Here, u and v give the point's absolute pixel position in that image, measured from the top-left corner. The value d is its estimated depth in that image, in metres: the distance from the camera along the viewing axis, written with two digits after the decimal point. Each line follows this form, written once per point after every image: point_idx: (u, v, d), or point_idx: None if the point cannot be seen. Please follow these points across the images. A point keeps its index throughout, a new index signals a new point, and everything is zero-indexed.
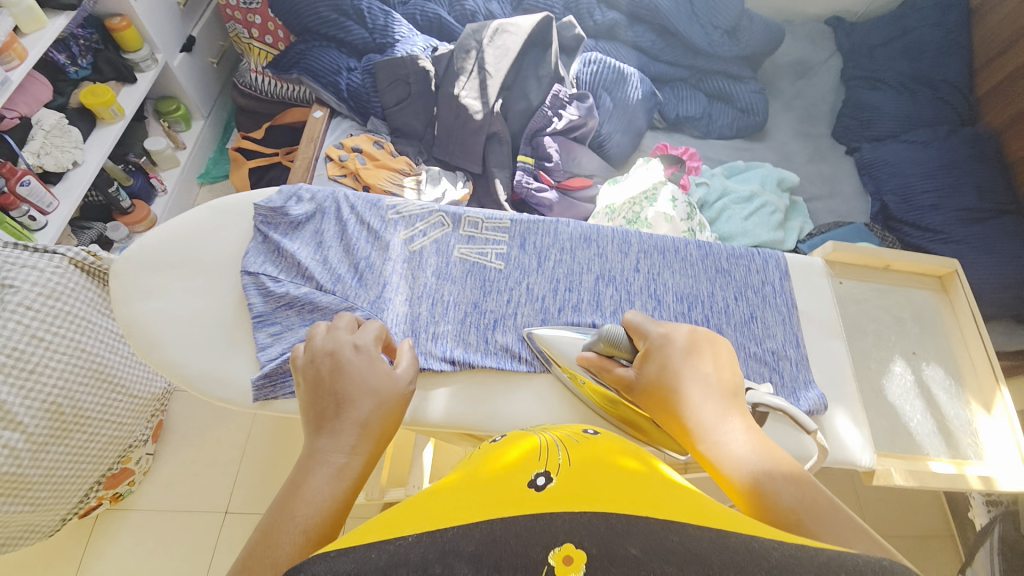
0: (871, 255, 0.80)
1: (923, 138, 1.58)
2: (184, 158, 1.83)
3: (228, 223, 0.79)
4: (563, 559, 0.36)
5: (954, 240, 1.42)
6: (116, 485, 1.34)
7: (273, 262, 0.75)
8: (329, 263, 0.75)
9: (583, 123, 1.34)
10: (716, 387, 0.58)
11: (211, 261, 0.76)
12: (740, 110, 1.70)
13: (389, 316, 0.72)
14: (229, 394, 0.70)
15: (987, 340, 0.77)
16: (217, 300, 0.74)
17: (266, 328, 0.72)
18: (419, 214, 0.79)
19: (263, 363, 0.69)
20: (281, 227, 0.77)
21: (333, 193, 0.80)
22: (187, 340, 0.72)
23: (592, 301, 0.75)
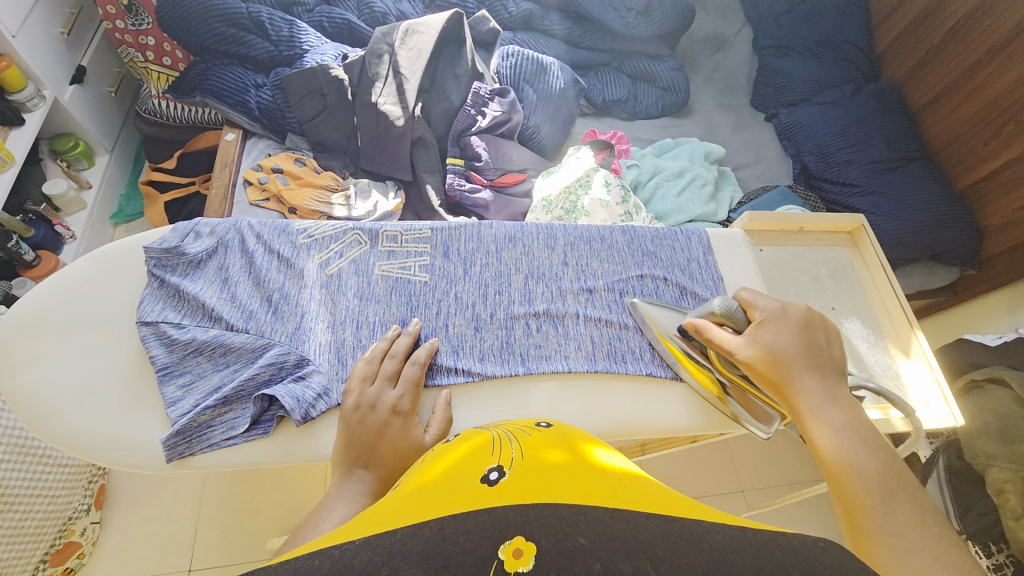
0: (785, 220, 0.84)
1: (832, 98, 1.67)
2: (91, 199, 1.69)
3: (121, 271, 0.73)
4: (512, 552, 0.35)
5: (871, 192, 1.51)
6: (63, 561, 1.24)
7: (174, 307, 0.70)
8: (239, 300, 0.70)
9: (507, 118, 1.33)
10: (823, 362, 0.65)
11: (103, 317, 0.70)
12: (663, 88, 1.74)
13: (310, 347, 0.69)
14: (139, 458, 0.64)
15: (897, 288, 0.81)
16: (114, 359, 0.68)
17: (174, 380, 0.67)
18: (333, 235, 0.76)
19: (175, 419, 0.64)
20: (179, 268, 0.71)
21: (235, 225, 0.75)
22: (84, 407, 0.66)
23: (523, 301, 0.75)
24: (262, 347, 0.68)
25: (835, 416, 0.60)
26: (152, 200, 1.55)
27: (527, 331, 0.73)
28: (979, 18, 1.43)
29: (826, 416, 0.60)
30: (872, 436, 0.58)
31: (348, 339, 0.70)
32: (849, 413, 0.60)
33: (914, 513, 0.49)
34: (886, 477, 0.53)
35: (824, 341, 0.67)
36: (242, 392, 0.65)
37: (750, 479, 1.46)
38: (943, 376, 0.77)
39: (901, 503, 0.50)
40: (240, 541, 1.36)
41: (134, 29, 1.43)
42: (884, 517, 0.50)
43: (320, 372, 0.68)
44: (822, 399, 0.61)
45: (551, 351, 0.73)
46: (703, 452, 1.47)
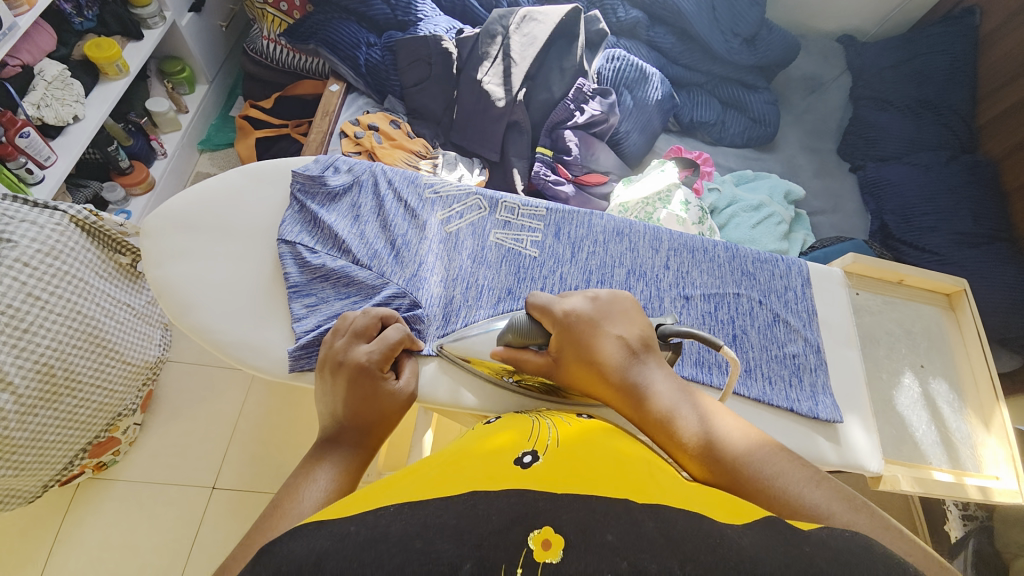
0: (887, 270, 0.83)
1: (924, 161, 1.63)
2: (186, 122, 1.78)
3: (266, 189, 0.77)
4: (541, 542, 0.40)
5: (949, 263, 1.47)
6: (100, 454, 1.31)
7: (309, 232, 0.73)
8: (366, 238, 0.74)
9: (604, 119, 1.34)
10: (625, 343, 0.62)
11: (246, 227, 0.75)
12: (752, 119, 1.73)
13: (423, 296, 0.71)
14: (263, 362, 0.68)
15: (990, 359, 0.80)
16: (251, 269, 0.72)
17: (301, 299, 0.70)
18: (456, 196, 0.79)
19: (300, 334, 0.68)
20: (319, 197, 0.75)
21: (371, 168, 0.79)
22: (220, 306, 0.70)
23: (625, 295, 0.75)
24: (380, 287, 0.71)
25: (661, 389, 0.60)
26: (244, 134, 1.61)
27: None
28: None
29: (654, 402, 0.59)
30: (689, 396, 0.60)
31: (458, 297, 0.72)
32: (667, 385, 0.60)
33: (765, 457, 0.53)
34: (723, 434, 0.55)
35: (623, 319, 0.64)
36: None
37: None
38: (1019, 452, 0.76)
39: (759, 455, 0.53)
40: (263, 470, 1.40)
41: None
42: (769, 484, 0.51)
43: (428, 321, 0.70)
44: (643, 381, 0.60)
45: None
46: None
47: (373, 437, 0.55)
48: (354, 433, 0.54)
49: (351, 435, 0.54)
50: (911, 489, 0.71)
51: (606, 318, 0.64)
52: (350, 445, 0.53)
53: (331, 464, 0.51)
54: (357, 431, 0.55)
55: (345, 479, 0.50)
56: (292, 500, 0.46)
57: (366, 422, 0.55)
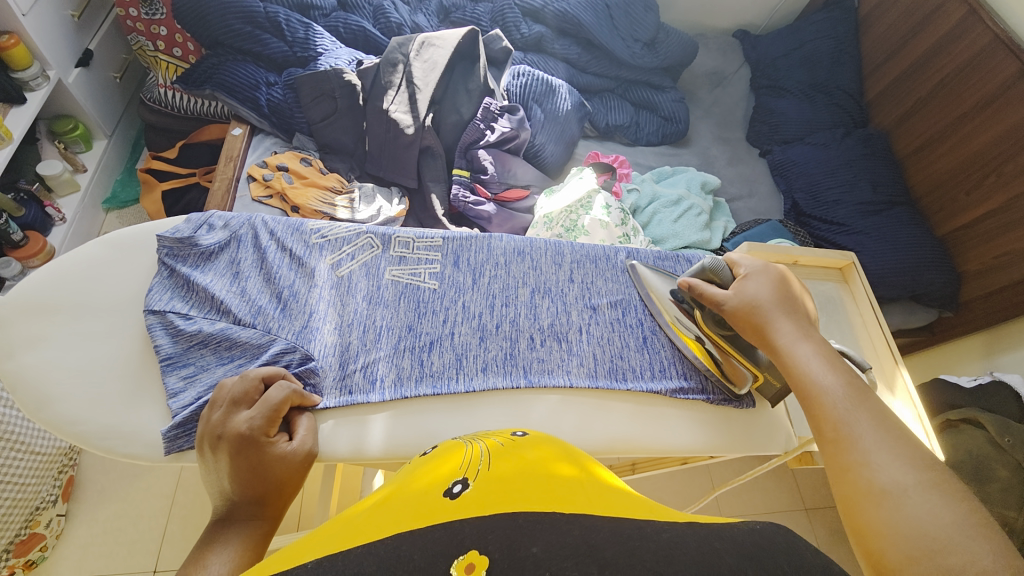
0: (780, 252, 0.87)
1: (823, 140, 1.74)
2: (85, 182, 1.67)
3: (130, 258, 0.72)
4: (463, 568, 0.34)
5: (856, 231, 1.55)
6: (25, 553, 1.16)
7: (182, 297, 0.69)
8: (249, 295, 0.70)
9: (515, 135, 1.35)
10: (798, 310, 0.68)
11: (109, 302, 0.70)
12: (664, 118, 1.81)
13: (316, 347, 0.68)
14: (135, 449, 0.64)
15: (883, 324, 0.85)
16: (118, 347, 0.68)
17: (177, 371, 0.66)
18: (346, 237, 0.76)
19: (176, 411, 0.63)
20: (191, 259, 0.71)
21: (249, 220, 0.75)
22: (83, 393, 0.65)
23: (529, 314, 0.76)
24: (267, 344, 0.67)
25: (822, 364, 0.62)
26: (150, 188, 1.53)
27: (531, 344, 0.74)
28: (968, 72, 1.49)
29: (803, 360, 0.63)
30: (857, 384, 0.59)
31: (354, 342, 0.70)
32: (822, 350, 0.63)
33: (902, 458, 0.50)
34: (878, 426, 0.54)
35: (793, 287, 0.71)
36: None
37: (729, 501, 1.50)
38: (924, 411, 0.79)
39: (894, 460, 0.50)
40: None
41: (148, 18, 1.44)
42: (872, 454, 0.52)
43: (323, 374, 0.67)
44: (797, 342, 0.65)
45: (554, 366, 0.73)
46: (685, 476, 1.51)
47: (269, 506, 0.53)
48: (248, 504, 0.51)
49: (244, 509, 0.51)
50: None
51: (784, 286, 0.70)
52: (242, 520, 0.50)
53: (230, 544, 0.47)
54: (252, 502, 0.52)
55: (240, 557, 0.46)
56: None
57: (256, 492, 0.53)
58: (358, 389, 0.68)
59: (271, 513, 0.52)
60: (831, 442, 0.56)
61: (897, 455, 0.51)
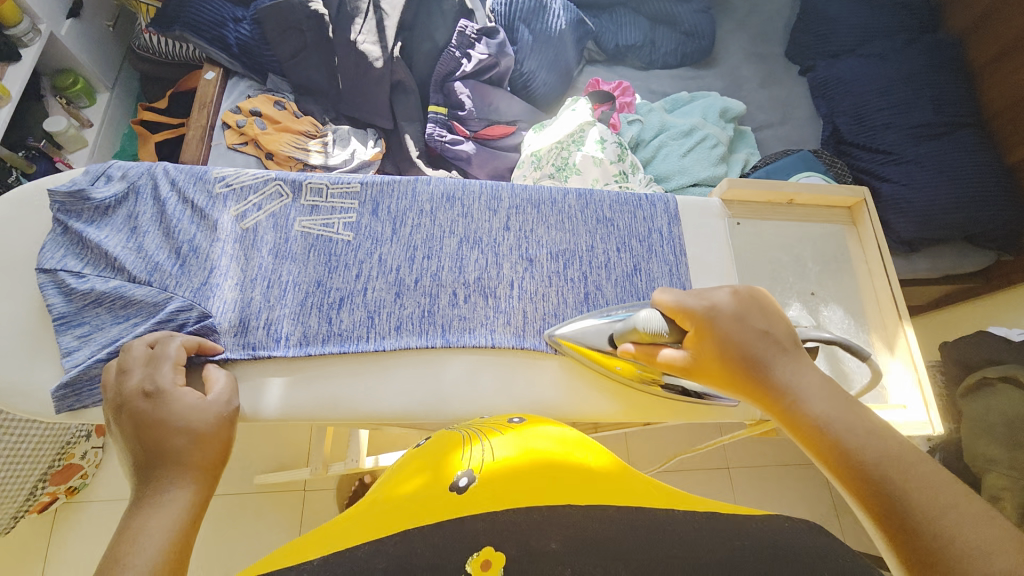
0: (772, 190, 0.73)
1: (877, 51, 1.45)
2: (92, 137, 1.69)
3: (30, 216, 0.70)
4: (479, 564, 0.34)
5: (905, 161, 1.32)
6: (66, 480, 1.32)
7: (76, 254, 0.67)
8: (145, 250, 0.67)
9: (495, 63, 1.21)
10: (775, 341, 0.54)
11: (3, 258, 0.68)
12: (685, 33, 1.56)
13: (214, 304, 0.66)
14: (30, 406, 0.64)
15: (891, 273, 0.72)
16: (13, 304, 0.67)
17: (71, 330, 0.65)
18: (252, 185, 0.71)
19: (67, 370, 0.63)
20: (84, 213, 0.68)
21: (149, 170, 0.72)
22: None
23: (454, 266, 0.69)
24: (163, 302, 0.65)
25: (821, 400, 0.48)
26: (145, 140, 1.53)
27: (453, 301, 0.68)
28: None
29: (812, 407, 0.47)
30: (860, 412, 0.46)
31: (257, 299, 0.67)
32: (821, 379, 0.50)
33: (945, 508, 0.36)
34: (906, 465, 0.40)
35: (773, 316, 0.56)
36: None
37: (734, 452, 1.45)
38: (927, 376, 0.68)
39: (941, 511, 0.36)
40: None
41: None
42: (912, 507, 0.37)
43: (223, 331, 0.65)
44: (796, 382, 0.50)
45: (477, 324, 0.68)
46: (686, 426, 1.46)
47: (194, 458, 0.50)
48: (167, 461, 0.49)
49: (172, 463, 0.49)
50: None
51: (749, 309, 0.57)
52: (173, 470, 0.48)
53: (164, 506, 0.45)
54: (173, 460, 0.49)
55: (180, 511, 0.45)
56: (129, 545, 0.40)
57: (169, 446, 0.50)
58: (261, 346, 0.65)
59: (196, 464, 0.50)
60: (864, 497, 0.40)
61: (943, 504, 0.37)
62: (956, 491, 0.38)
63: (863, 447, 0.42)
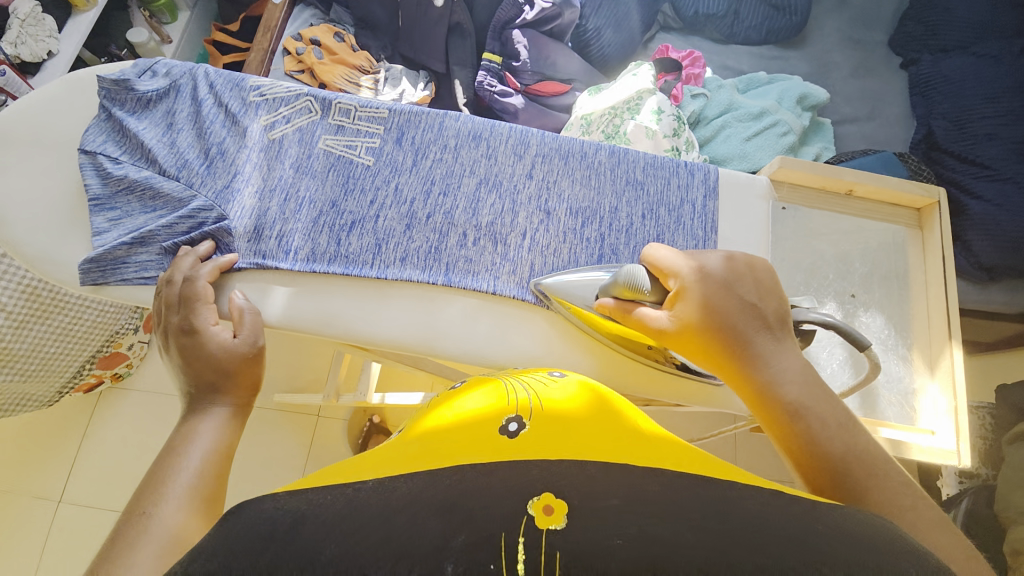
0: (830, 177, 0.66)
1: (997, 49, 1.26)
2: (169, 53, 1.77)
3: (81, 99, 0.73)
4: (542, 508, 0.31)
5: (1002, 179, 1.16)
6: (112, 366, 1.46)
7: (115, 142, 0.70)
8: (178, 147, 0.70)
9: (557, 14, 1.15)
10: (757, 314, 0.54)
11: (50, 136, 0.71)
12: (774, 7, 1.41)
13: (233, 208, 0.67)
14: (62, 277, 0.68)
15: (952, 290, 0.65)
16: (57, 180, 0.70)
17: (103, 212, 0.68)
18: (284, 97, 0.71)
19: (94, 248, 0.66)
20: (128, 104, 0.71)
21: (191, 70, 0.73)
22: (20, 219, 0.68)
23: (468, 207, 0.68)
24: (188, 199, 0.68)
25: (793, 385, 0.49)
26: (214, 61, 1.59)
27: (461, 241, 0.67)
28: None
29: (785, 392, 0.49)
30: (832, 402, 0.48)
31: (273, 209, 0.68)
32: (797, 361, 0.51)
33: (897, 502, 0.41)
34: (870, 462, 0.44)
35: (764, 289, 0.55)
36: (158, 235, 0.67)
37: (744, 457, 1.39)
38: (965, 406, 0.62)
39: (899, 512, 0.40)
40: None
41: None
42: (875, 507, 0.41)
43: (238, 236, 0.67)
44: (770, 363, 0.51)
45: (482, 268, 0.67)
46: (697, 422, 1.41)
47: (229, 388, 0.56)
48: (207, 391, 0.55)
49: (207, 397, 0.54)
50: None
51: (737, 280, 0.56)
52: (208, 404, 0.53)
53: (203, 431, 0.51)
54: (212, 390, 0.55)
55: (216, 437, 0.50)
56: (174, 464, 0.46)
57: (209, 379, 0.55)
58: (271, 255, 0.66)
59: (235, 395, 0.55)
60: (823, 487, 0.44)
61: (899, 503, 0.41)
62: (911, 494, 0.42)
63: (830, 440, 0.45)
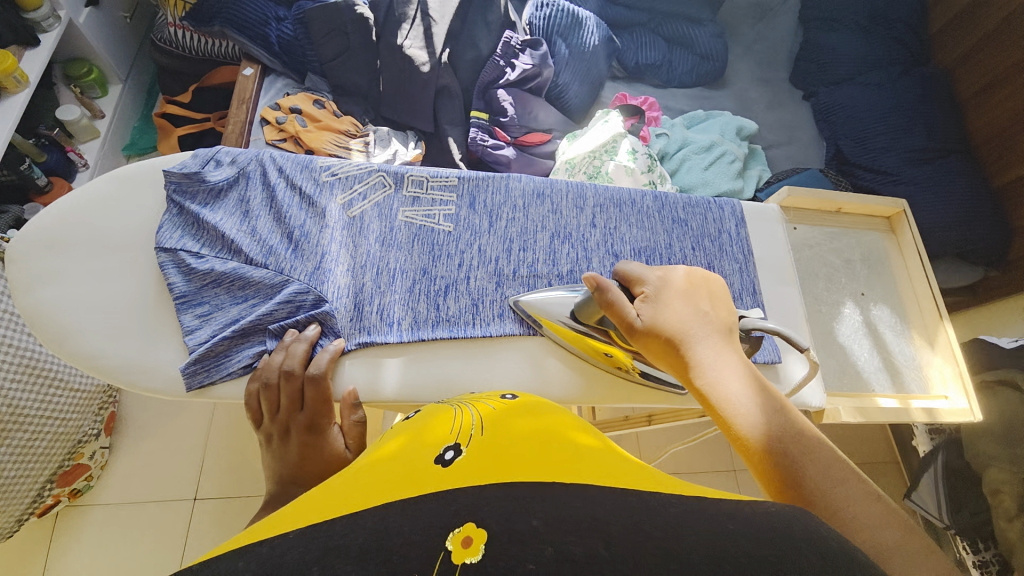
0: (824, 199, 0.84)
1: (876, 79, 1.57)
2: (104, 128, 1.65)
3: (142, 195, 0.73)
4: (461, 541, 0.31)
5: (904, 182, 1.43)
6: (72, 482, 1.26)
7: (193, 236, 0.71)
8: (259, 234, 0.71)
9: (538, 73, 1.27)
10: (710, 319, 0.62)
11: (117, 238, 0.71)
12: (700, 55, 1.65)
13: (329, 288, 0.69)
14: (155, 382, 0.66)
15: (931, 277, 0.82)
16: (132, 282, 0.69)
17: (192, 309, 0.68)
18: (357, 175, 0.76)
19: (194, 348, 0.66)
20: (200, 196, 0.72)
21: (257, 157, 0.76)
22: (99, 327, 0.67)
23: (548, 259, 0.75)
24: (280, 284, 0.69)
25: (739, 377, 0.56)
26: (166, 133, 1.50)
27: (550, 291, 0.74)
28: None
29: (729, 382, 0.56)
30: (770, 393, 0.55)
31: (368, 284, 0.71)
32: (739, 361, 0.58)
33: (828, 472, 0.48)
34: (802, 439, 0.50)
35: (711, 301, 0.64)
36: (259, 324, 0.68)
37: (743, 456, 1.49)
38: (966, 369, 0.78)
39: (832, 478, 0.47)
40: (246, 475, 1.38)
41: None
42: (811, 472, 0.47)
43: (340, 315, 0.68)
44: (720, 358, 0.58)
45: None
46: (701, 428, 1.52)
47: None
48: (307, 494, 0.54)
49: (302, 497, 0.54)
50: (854, 418, 0.74)
51: (692, 291, 0.65)
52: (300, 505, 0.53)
53: None
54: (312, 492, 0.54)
55: None
56: None
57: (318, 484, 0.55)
58: (375, 330, 0.69)
59: None
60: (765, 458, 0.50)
61: (833, 473, 0.48)
62: (841, 467, 0.48)
63: (770, 421, 0.52)
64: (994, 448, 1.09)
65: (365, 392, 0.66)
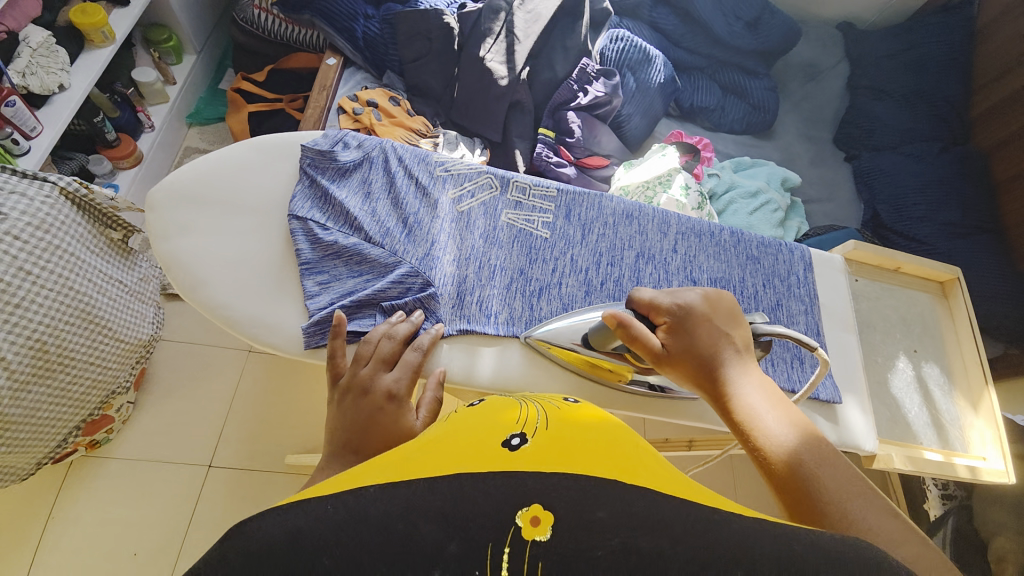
0: (886, 257, 0.89)
1: (918, 151, 1.63)
2: (174, 94, 1.71)
3: (277, 167, 0.84)
4: (528, 519, 0.33)
5: (937, 252, 1.49)
6: (93, 432, 1.28)
7: (320, 208, 0.80)
8: (378, 215, 0.80)
9: (608, 101, 1.33)
10: (731, 341, 0.63)
11: (253, 203, 0.81)
12: (752, 105, 1.72)
13: (436, 274, 0.77)
14: (275, 338, 0.74)
15: (979, 344, 0.87)
16: (263, 243, 0.79)
17: (314, 276, 0.77)
18: (468, 174, 0.85)
19: (313, 311, 0.74)
20: (330, 172, 0.82)
21: (381, 145, 0.86)
22: (232, 280, 0.76)
23: (632, 276, 0.80)
24: (393, 264, 0.77)
25: (759, 398, 0.57)
26: (237, 107, 1.55)
27: None
28: None
29: (747, 402, 0.57)
30: (790, 410, 0.56)
31: (471, 276, 0.78)
32: (759, 383, 0.59)
33: (846, 482, 0.47)
34: (817, 450, 0.50)
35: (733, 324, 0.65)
36: (373, 298, 0.75)
37: None
38: (1005, 434, 0.82)
39: (845, 486, 0.47)
40: (265, 449, 1.40)
41: None
42: (825, 479, 0.48)
43: (443, 301, 0.76)
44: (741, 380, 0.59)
45: None
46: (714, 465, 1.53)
47: None
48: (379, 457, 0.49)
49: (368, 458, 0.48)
50: (904, 467, 0.77)
51: (716, 313, 0.65)
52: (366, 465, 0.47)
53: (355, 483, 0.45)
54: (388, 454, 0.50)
55: None
56: None
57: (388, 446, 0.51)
58: (474, 319, 0.76)
59: None
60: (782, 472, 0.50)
61: (842, 478, 0.47)
62: (861, 482, 0.48)
63: (788, 437, 0.52)
64: (1005, 516, 1.14)
65: (461, 377, 0.73)
